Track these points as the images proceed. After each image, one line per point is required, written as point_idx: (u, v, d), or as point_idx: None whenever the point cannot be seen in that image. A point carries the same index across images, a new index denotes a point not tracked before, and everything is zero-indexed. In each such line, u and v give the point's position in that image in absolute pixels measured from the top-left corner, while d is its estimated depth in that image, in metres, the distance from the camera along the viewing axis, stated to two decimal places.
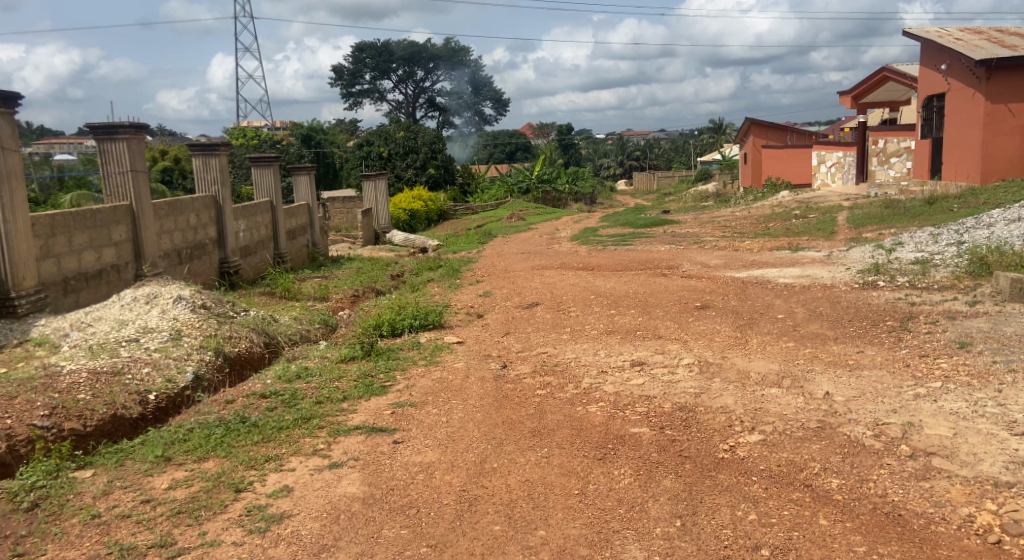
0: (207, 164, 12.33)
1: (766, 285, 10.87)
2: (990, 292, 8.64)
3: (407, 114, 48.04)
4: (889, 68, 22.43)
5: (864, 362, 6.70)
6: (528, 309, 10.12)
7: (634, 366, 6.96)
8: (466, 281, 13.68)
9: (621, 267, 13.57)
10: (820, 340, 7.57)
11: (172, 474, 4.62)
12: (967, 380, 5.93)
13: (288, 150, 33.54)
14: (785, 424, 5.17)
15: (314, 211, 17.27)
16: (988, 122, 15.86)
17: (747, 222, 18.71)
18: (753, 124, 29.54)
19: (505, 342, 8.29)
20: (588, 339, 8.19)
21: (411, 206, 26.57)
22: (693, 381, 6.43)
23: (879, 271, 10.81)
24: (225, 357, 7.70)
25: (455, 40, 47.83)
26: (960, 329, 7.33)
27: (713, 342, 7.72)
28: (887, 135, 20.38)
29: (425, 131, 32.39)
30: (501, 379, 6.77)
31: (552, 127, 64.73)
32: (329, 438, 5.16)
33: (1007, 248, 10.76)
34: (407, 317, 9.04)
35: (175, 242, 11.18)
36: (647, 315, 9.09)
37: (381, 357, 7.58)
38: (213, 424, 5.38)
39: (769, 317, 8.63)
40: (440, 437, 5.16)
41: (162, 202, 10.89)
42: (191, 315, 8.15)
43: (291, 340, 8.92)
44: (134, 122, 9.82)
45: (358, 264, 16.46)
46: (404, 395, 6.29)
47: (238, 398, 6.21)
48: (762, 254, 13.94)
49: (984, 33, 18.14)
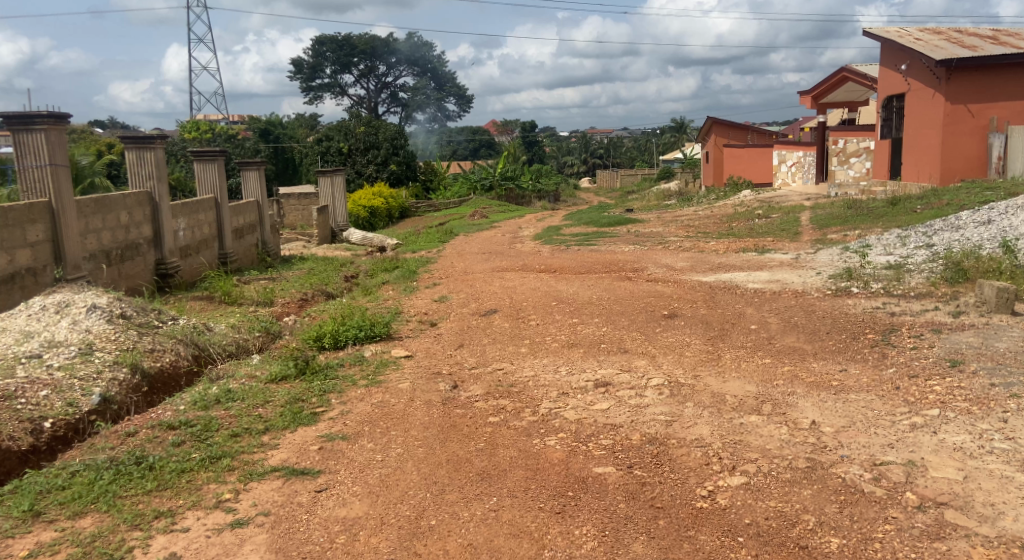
0: (141, 158, 11.33)
1: (734, 291, 10.25)
2: (974, 302, 8.10)
3: (369, 109, 47.00)
4: (848, 68, 22.08)
5: (850, 384, 6.06)
6: (484, 317, 9.36)
7: (598, 388, 6.24)
8: (421, 284, 12.86)
9: (584, 269, 12.88)
10: (799, 356, 6.96)
11: (37, 536, 3.94)
12: (968, 408, 5.31)
13: (243, 145, 32.34)
14: (771, 462, 4.51)
15: (264, 208, 16.29)
16: (947, 122, 15.48)
17: (710, 222, 18.16)
18: (716, 124, 29.04)
19: (458, 357, 7.54)
20: (548, 353, 7.47)
21: (370, 203, 25.64)
22: (662, 405, 5.74)
23: (852, 276, 10.24)
24: (144, 373, 6.82)
25: (418, 35, 46.89)
26: (949, 345, 6.76)
27: (684, 358, 7.04)
28: (847, 135, 19.92)
29: (386, 126, 31.38)
30: (450, 403, 6.03)
31: (517, 125, 64.22)
32: (239, 484, 4.43)
33: (983, 253, 10.28)
34: (351, 327, 8.21)
35: (103, 242, 10.22)
36: (611, 325, 8.40)
37: (316, 377, 6.78)
38: (101, 465, 4.61)
39: (741, 328, 7.99)
40: (372, 482, 4.42)
41: (87, 199, 9.94)
42: (106, 327, 7.25)
43: (224, 352, 8.01)
44: (53, 111, 8.87)
45: (310, 264, 15.54)
46: (337, 425, 5.49)
47: (140, 429, 5.39)
48: (728, 256, 13.38)
49: (944, 33, 17.82)
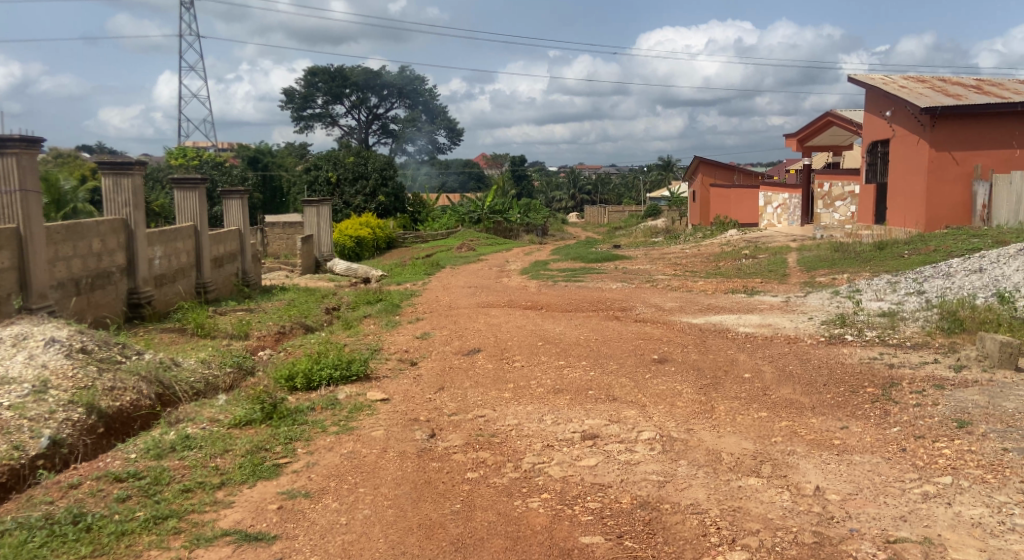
0: (118, 185, 10.91)
1: (725, 335, 9.91)
2: (976, 356, 7.76)
3: (359, 140, 46.85)
4: (833, 113, 21.83)
5: (853, 443, 5.69)
6: (467, 357, 8.95)
7: (585, 441, 5.84)
8: (404, 319, 12.46)
9: (571, 307, 12.53)
10: (797, 410, 6.56)
11: None
12: (983, 476, 4.97)
13: (231, 172, 31.95)
14: (775, 536, 4.23)
15: (246, 237, 15.82)
16: (933, 169, 15.33)
17: (697, 261, 17.89)
18: (702, 163, 28.94)
19: (437, 402, 7.11)
20: (532, 400, 7.06)
21: (357, 233, 25.26)
22: (654, 463, 5.35)
23: (846, 322, 9.93)
24: (101, 414, 6.28)
25: (410, 69, 46.95)
26: (955, 404, 6.40)
27: (676, 410, 6.62)
28: (833, 178, 19.77)
29: (376, 157, 31.11)
30: (426, 455, 5.60)
31: (506, 159, 64.54)
32: (183, 552, 4.10)
33: (980, 303, 9.98)
34: (326, 367, 7.76)
35: (74, 270, 9.75)
36: (599, 369, 8.00)
37: (284, 422, 6.33)
38: (34, 524, 4.23)
39: (734, 377, 7.61)
40: (333, 551, 4.16)
41: (58, 225, 9.51)
42: (64, 362, 6.71)
43: (192, 391, 7.43)
44: (25, 135, 8.50)
45: (291, 295, 15.09)
46: (300, 480, 5.10)
47: (83, 481, 4.97)
48: (717, 297, 13.07)
49: (928, 81, 17.82)
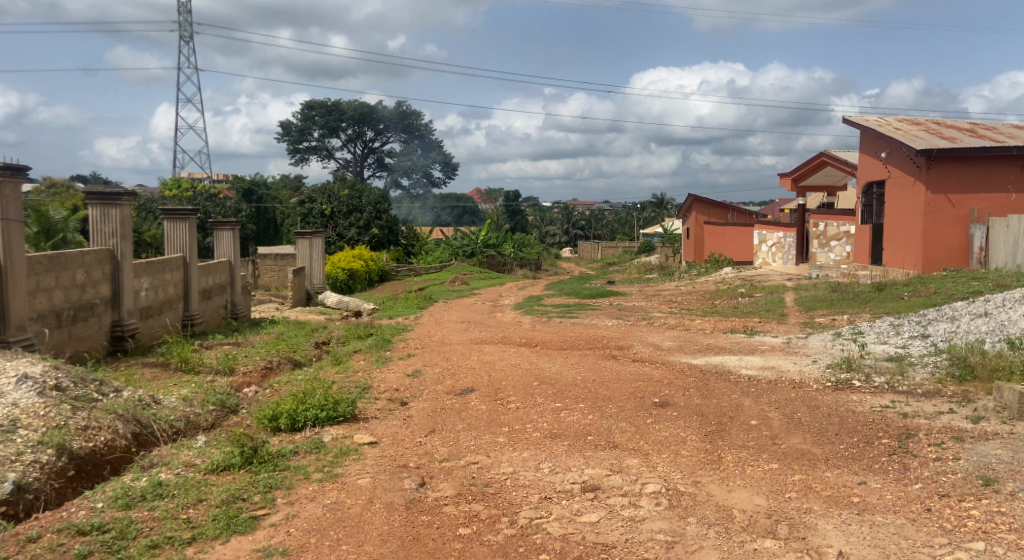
0: (105, 215, 10.52)
1: (728, 379, 9.50)
2: (993, 406, 7.40)
3: (355, 173, 46.70)
4: (829, 153, 21.56)
5: (873, 501, 5.30)
6: (459, 397, 8.54)
7: (586, 494, 5.45)
8: (395, 355, 12.05)
9: (568, 345, 12.15)
10: (810, 463, 6.17)
11: None
12: (1018, 541, 4.62)
13: (224, 205, 31.56)
14: None
15: (235, 269, 15.44)
16: (929, 211, 15.08)
17: (692, 298, 17.60)
18: (697, 201, 28.77)
19: (427, 446, 6.72)
20: (528, 445, 6.68)
21: (349, 266, 24.88)
22: (662, 521, 4.97)
23: (853, 366, 9.56)
24: (72, 456, 5.87)
25: (407, 104, 47.04)
26: (978, 458, 6.03)
27: (681, 459, 6.24)
28: (827, 219, 19.35)
29: (370, 190, 30.88)
30: (415, 506, 5.21)
31: (500, 194, 64.63)
32: None
33: (991, 348, 9.63)
34: (311, 407, 7.36)
35: (55, 302, 9.36)
36: (598, 413, 7.59)
37: (264, 467, 5.93)
38: None
39: (740, 424, 7.23)
40: None
41: (40, 255, 9.15)
42: (36, 400, 6.30)
43: (172, 430, 6.99)
44: (11, 164, 8.17)
45: (280, 328, 14.67)
46: (277, 535, 4.74)
47: (43, 534, 4.62)
48: (716, 336, 12.71)
49: (924, 123, 17.73)
